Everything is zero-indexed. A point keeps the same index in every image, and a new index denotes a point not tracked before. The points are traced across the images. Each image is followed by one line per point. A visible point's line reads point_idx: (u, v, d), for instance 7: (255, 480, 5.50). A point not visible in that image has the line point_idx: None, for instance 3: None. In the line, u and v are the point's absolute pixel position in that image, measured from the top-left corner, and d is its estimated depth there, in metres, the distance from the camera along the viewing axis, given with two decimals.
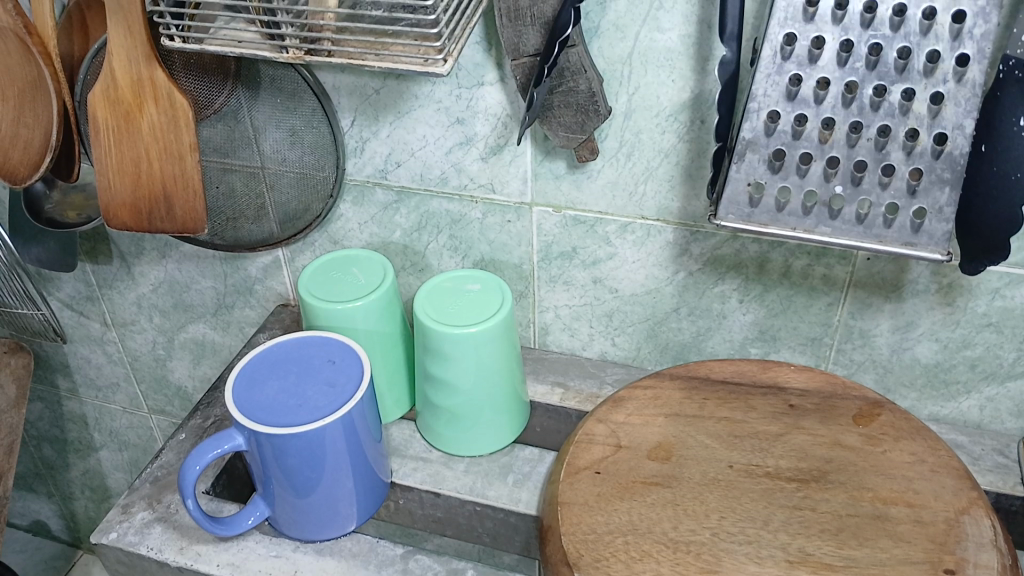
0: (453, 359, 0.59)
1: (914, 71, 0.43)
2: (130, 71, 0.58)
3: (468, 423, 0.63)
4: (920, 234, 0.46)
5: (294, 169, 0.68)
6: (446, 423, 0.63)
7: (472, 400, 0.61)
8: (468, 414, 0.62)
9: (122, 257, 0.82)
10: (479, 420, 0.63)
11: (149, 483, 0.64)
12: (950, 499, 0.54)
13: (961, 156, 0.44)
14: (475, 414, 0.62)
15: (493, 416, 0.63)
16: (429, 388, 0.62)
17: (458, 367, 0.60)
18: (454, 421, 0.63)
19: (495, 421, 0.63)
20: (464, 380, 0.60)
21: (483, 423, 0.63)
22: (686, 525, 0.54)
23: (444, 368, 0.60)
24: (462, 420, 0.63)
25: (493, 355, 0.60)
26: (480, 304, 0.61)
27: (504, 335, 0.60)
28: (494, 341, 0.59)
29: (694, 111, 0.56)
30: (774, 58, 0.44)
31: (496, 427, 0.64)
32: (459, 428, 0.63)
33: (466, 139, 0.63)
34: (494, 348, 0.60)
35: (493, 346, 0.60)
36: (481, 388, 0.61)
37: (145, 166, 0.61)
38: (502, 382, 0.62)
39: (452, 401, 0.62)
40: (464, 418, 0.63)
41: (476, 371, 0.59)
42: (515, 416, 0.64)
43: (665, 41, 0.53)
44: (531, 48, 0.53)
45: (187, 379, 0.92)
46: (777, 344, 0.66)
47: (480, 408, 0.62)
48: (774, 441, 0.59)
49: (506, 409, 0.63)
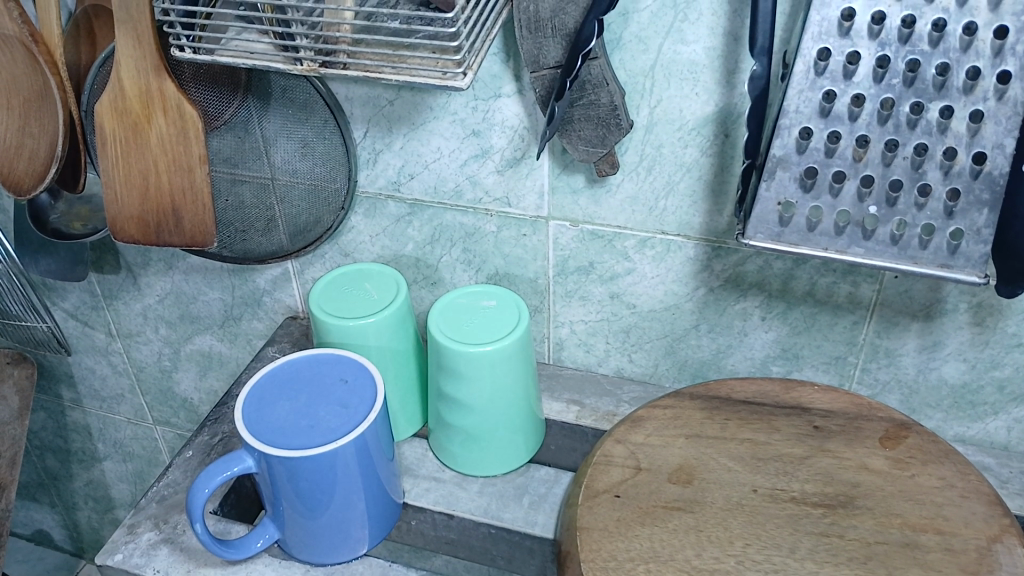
0: (469, 380, 0.58)
1: (953, 88, 0.41)
2: (138, 80, 0.56)
3: (485, 444, 0.61)
4: (957, 256, 0.44)
5: (305, 180, 0.66)
6: (461, 443, 0.62)
7: (488, 420, 0.60)
8: (485, 434, 0.61)
9: (129, 268, 0.81)
10: (495, 441, 0.61)
11: (155, 503, 0.62)
12: (981, 527, 0.53)
13: (1000, 177, 0.42)
14: (491, 434, 0.61)
15: (510, 436, 0.61)
16: (443, 408, 0.61)
17: (475, 387, 0.58)
18: (469, 442, 0.61)
19: (513, 439, 0.62)
20: (479, 398, 0.59)
21: (500, 443, 0.61)
22: (709, 552, 0.52)
23: (459, 389, 0.58)
24: (477, 440, 0.61)
25: (510, 375, 0.58)
26: (496, 322, 0.59)
27: (522, 354, 0.59)
28: (511, 360, 0.58)
29: (719, 125, 0.54)
30: (807, 73, 0.42)
31: (513, 447, 0.62)
32: (474, 448, 0.62)
33: (482, 151, 0.61)
34: (511, 367, 0.58)
35: (510, 365, 0.58)
36: (498, 408, 0.59)
37: (153, 178, 0.59)
38: (519, 401, 0.60)
39: (468, 422, 0.60)
40: (478, 439, 0.61)
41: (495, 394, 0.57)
42: (531, 434, 0.63)
43: (690, 54, 0.52)
44: (553, 60, 0.51)
45: (193, 391, 0.91)
46: (800, 362, 0.64)
47: (496, 428, 0.60)
48: (798, 464, 0.57)
49: (523, 428, 0.62)
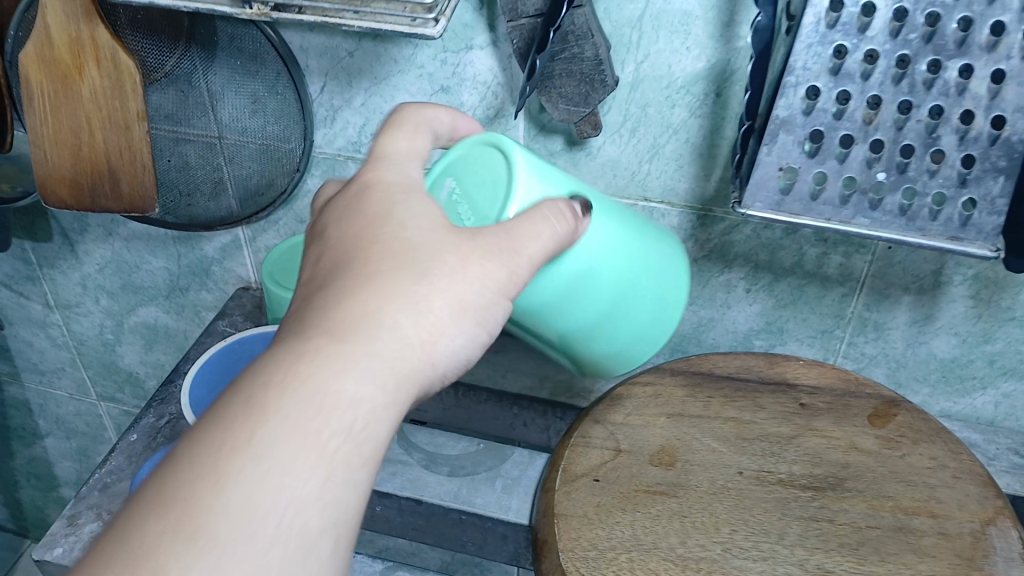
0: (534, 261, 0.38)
1: (974, 46, 0.38)
2: (66, 25, 0.50)
3: (640, 324, 0.43)
4: (968, 227, 0.41)
5: (255, 140, 0.61)
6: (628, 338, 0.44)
7: (601, 290, 0.40)
8: (627, 312, 0.42)
9: (64, 234, 0.74)
10: (660, 308, 0.44)
11: (98, 491, 0.57)
12: (975, 509, 0.51)
13: (1020, 143, 0.39)
14: (634, 308, 0.42)
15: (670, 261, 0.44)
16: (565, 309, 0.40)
17: (551, 292, 0.39)
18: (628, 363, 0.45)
19: (636, 255, 0.41)
20: (559, 294, 0.40)
21: (646, 291, 0.42)
22: (695, 540, 0.49)
23: (543, 317, 0.41)
24: (643, 338, 0.44)
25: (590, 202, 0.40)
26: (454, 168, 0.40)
27: (538, 161, 0.39)
28: (535, 175, 0.38)
29: (710, 83, 0.50)
30: (818, 26, 0.38)
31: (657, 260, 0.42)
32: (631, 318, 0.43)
33: (451, 109, 0.56)
34: (539, 185, 0.38)
35: (552, 175, 0.39)
36: (581, 265, 0.39)
37: (86, 136, 0.54)
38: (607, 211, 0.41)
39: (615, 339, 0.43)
40: (647, 334, 0.44)
41: (534, 207, 0.36)
42: (629, 226, 0.41)
43: (682, 4, 0.47)
44: (531, 9, 0.46)
45: (138, 365, 0.85)
46: (784, 336, 0.62)
47: (614, 283, 0.41)
48: (785, 444, 0.54)
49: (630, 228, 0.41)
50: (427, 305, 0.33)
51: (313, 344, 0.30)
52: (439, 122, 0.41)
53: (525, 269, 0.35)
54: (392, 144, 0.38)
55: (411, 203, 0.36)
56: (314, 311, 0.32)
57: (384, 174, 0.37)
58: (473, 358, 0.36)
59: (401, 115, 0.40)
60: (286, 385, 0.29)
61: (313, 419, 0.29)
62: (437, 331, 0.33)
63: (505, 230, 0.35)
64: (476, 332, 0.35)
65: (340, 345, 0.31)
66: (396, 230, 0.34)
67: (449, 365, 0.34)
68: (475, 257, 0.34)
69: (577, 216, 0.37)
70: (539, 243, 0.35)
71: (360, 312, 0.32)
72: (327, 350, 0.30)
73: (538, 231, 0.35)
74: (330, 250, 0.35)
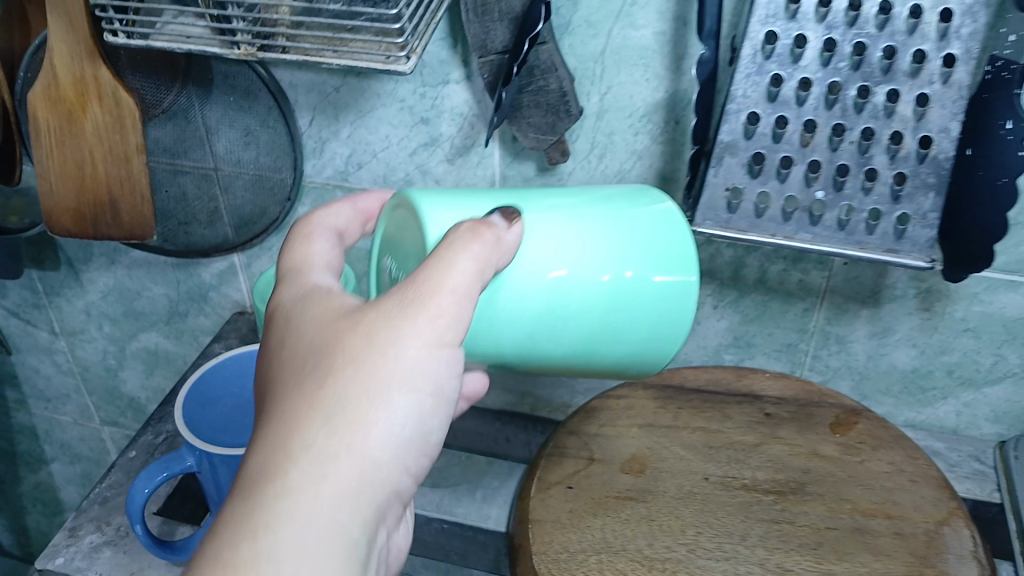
0: (487, 292, 0.37)
1: (899, 72, 0.41)
2: (72, 67, 0.54)
3: (649, 321, 0.39)
4: (904, 240, 0.44)
5: (249, 171, 0.65)
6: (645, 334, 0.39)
7: (578, 298, 0.37)
8: (625, 314, 0.38)
9: (69, 263, 0.78)
10: (670, 297, 0.38)
11: (98, 505, 0.60)
12: (930, 511, 0.53)
13: (947, 161, 0.42)
14: (633, 307, 0.38)
15: (671, 238, 0.38)
16: (558, 327, 0.38)
17: (521, 323, 0.38)
18: (661, 359, 0.41)
19: (608, 249, 0.37)
20: (533, 322, 0.38)
21: (638, 285, 0.38)
22: (661, 541, 0.52)
23: (532, 351, 0.39)
24: (664, 337, 0.39)
25: (540, 210, 0.38)
26: (390, 242, 0.43)
27: (450, 194, 0.39)
28: (450, 207, 0.38)
29: (668, 111, 0.54)
30: (755, 56, 0.42)
31: (641, 244, 0.38)
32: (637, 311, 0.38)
33: (431, 139, 0.60)
34: (457, 214, 0.38)
35: (474, 202, 0.38)
36: (544, 282, 0.37)
37: (89, 169, 0.58)
38: (566, 213, 0.38)
39: (629, 345, 0.39)
40: (667, 331, 0.39)
41: (443, 239, 0.36)
42: (594, 212, 0.38)
43: (640, 38, 0.51)
44: (500, 45, 0.50)
45: (140, 389, 0.88)
46: (752, 350, 0.64)
47: (592, 288, 0.37)
48: (750, 452, 0.57)
49: (596, 221, 0.38)
50: (341, 413, 0.34)
51: (245, 507, 0.32)
52: (334, 222, 0.45)
53: (451, 302, 0.35)
54: (295, 257, 0.42)
55: (299, 335, 0.37)
56: (253, 438, 0.35)
57: (289, 292, 0.40)
58: (434, 424, 0.36)
59: (303, 227, 0.44)
60: (233, 527, 0.32)
61: (260, 546, 0.31)
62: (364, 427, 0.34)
63: (412, 281, 0.35)
64: (417, 404, 0.35)
65: (267, 498, 0.32)
66: (292, 370, 0.36)
67: (405, 443, 0.35)
68: (390, 322, 0.35)
69: (496, 225, 0.35)
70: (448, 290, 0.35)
71: (278, 453, 0.33)
72: (257, 508, 0.32)
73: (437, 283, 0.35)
74: (272, 368, 0.38)
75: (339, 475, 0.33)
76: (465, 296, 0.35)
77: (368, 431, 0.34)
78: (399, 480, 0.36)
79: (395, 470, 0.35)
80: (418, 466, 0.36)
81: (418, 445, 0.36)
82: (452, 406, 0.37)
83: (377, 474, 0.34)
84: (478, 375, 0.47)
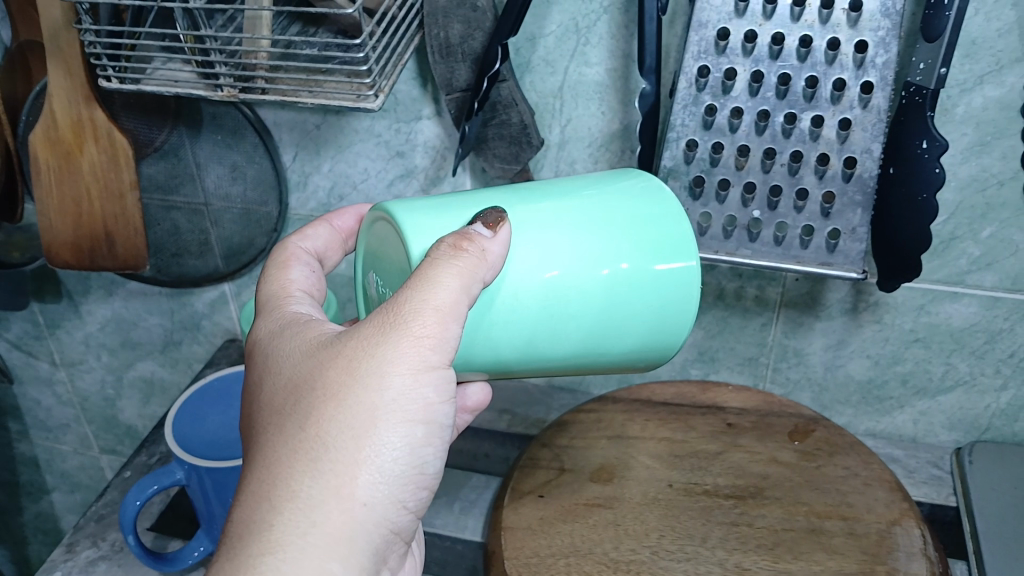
0: (483, 299, 0.37)
1: (821, 99, 0.45)
2: (70, 110, 0.58)
3: (654, 311, 0.39)
4: (836, 253, 0.48)
5: (237, 205, 0.69)
6: (648, 324, 0.39)
7: (578, 296, 0.37)
8: (628, 307, 0.38)
9: (69, 296, 0.82)
10: (672, 284, 0.38)
11: (94, 522, 0.63)
12: (882, 512, 0.56)
13: (870, 179, 0.46)
14: (634, 300, 0.38)
15: (665, 226, 0.38)
16: (556, 330, 0.38)
17: (519, 331, 0.37)
18: (670, 348, 0.41)
19: (601, 243, 0.37)
20: (534, 326, 0.37)
21: (636, 276, 0.38)
22: (626, 545, 0.54)
23: (537, 355, 0.38)
24: (669, 326, 0.39)
25: (528, 211, 0.38)
26: (372, 258, 0.44)
27: (424, 204, 0.39)
28: (428, 219, 0.38)
29: (623, 140, 0.58)
30: (690, 89, 0.46)
31: (631, 233, 0.38)
32: (635, 304, 0.38)
33: (406, 171, 0.64)
34: (435, 225, 0.38)
35: (452, 212, 0.38)
36: (536, 285, 0.37)
37: (86, 205, 0.62)
38: (556, 212, 0.38)
39: (633, 340, 0.39)
40: (672, 320, 0.39)
41: (424, 259, 0.36)
42: (580, 209, 0.38)
43: (593, 75, 0.55)
44: (463, 83, 0.54)
45: (137, 418, 0.92)
46: (716, 365, 0.68)
47: (590, 284, 0.37)
48: (712, 459, 0.60)
49: (585, 216, 0.38)
50: (326, 456, 0.36)
51: (242, 557, 0.34)
52: (312, 246, 0.49)
53: (435, 320, 0.35)
54: (270, 287, 0.45)
55: (284, 372, 0.39)
56: (253, 480, 0.36)
57: (271, 324, 0.42)
58: (428, 452, 0.38)
59: (278, 256, 0.47)
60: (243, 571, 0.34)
61: None
62: (351, 467, 0.36)
63: (394, 306, 0.36)
64: (405, 436, 0.37)
65: (260, 546, 0.34)
66: (279, 410, 0.38)
67: (396, 475, 0.37)
68: (377, 354, 0.36)
69: (479, 236, 0.35)
70: (421, 320, 0.35)
71: (270, 501, 0.35)
72: (251, 558, 0.34)
73: (410, 318, 0.35)
74: (265, 402, 0.39)
75: (329, 516, 0.35)
76: (450, 313, 0.35)
77: (358, 469, 0.36)
78: (396, 509, 0.37)
79: (389, 501, 0.37)
80: (417, 494, 0.38)
81: (414, 474, 0.37)
82: (447, 430, 0.38)
83: (376, 507, 0.36)
84: (479, 387, 0.48)
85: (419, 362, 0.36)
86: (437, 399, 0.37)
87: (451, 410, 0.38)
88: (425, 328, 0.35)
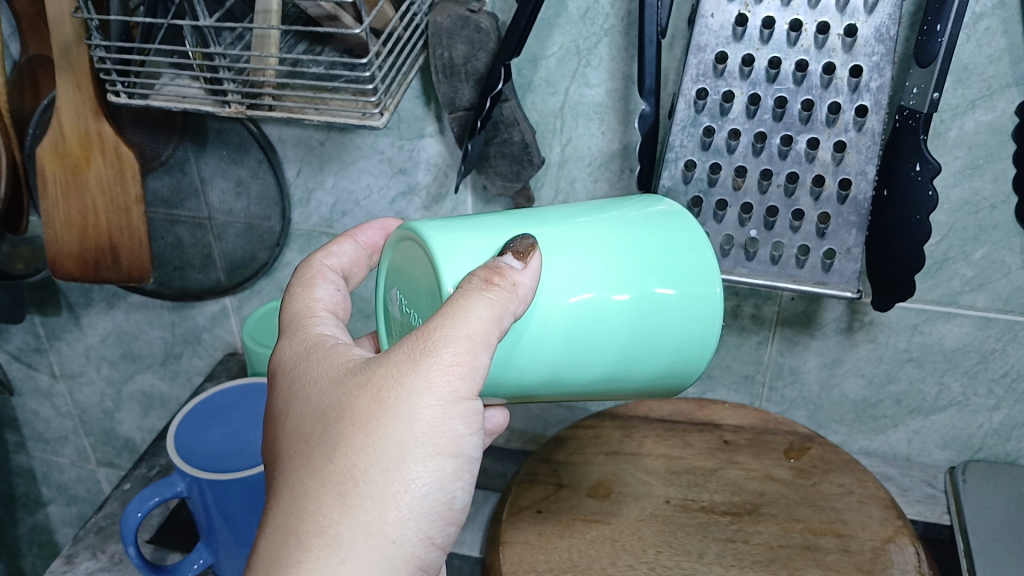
0: (512, 329, 0.37)
1: (817, 122, 0.46)
2: (78, 123, 0.59)
3: (676, 337, 0.39)
4: (832, 272, 0.49)
5: (240, 219, 0.70)
6: (670, 353, 0.40)
7: (603, 322, 0.38)
8: (651, 333, 0.39)
9: (71, 308, 0.82)
10: (693, 312, 0.39)
11: (93, 533, 0.63)
12: (877, 529, 0.56)
13: (865, 201, 0.47)
14: (656, 327, 0.39)
15: (688, 257, 0.39)
16: (582, 359, 0.38)
17: (544, 359, 0.38)
18: (687, 377, 0.42)
19: (626, 272, 0.38)
20: (561, 351, 0.38)
21: (660, 305, 0.38)
22: (623, 560, 0.55)
23: (559, 382, 0.39)
24: (689, 356, 0.40)
25: (557, 238, 0.38)
26: (397, 276, 0.45)
27: (450, 227, 0.39)
28: (456, 248, 0.38)
29: (623, 160, 0.59)
30: (688, 111, 0.47)
31: (656, 262, 0.38)
32: (658, 333, 0.39)
33: (409, 188, 0.65)
34: (465, 254, 0.38)
35: (480, 240, 0.38)
36: (564, 315, 0.37)
37: (92, 218, 0.62)
38: (583, 238, 0.38)
39: (653, 368, 0.40)
40: (692, 349, 0.40)
41: (455, 291, 0.36)
42: (607, 239, 0.38)
43: (594, 96, 0.56)
44: (466, 103, 0.55)
45: (136, 431, 0.92)
46: (712, 383, 0.69)
47: (617, 310, 0.38)
48: (709, 476, 0.61)
49: (610, 246, 0.38)
50: (355, 491, 0.36)
51: None
52: (338, 263, 0.49)
53: (464, 350, 0.35)
54: (297, 304, 0.45)
55: (312, 399, 0.39)
56: (280, 511, 0.37)
57: (296, 345, 0.42)
58: (457, 486, 0.38)
59: (304, 274, 0.47)
60: None
61: None
62: (380, 502, 0.36)
63: (424, 333, 0.36)
64: (433, 470, 0.37)
65: None
66: (308, 439, 0.39)
67: (426, 510, 0.37)
68: (405, 386, 0.36)
69: (510, 269, 0.36)
70: (449, 351, 0.36)
71: (300, 535, 0.36)
72: None
73: (439, 349, 0.36)
74: (292, 430, 0.40)
75: (359, 552, 0.36)
76: (480, 343, 0.35)
77: (388, 505, 0.36)
78: (426, 544, 0.38)
79: (419, 536, 0.37)
80: (446, 530, 0.38)
81: (443, 509, 0.38)
82: (475, 463, 0.38)
83: (404, 544, 0.37)
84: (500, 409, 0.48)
85: (448, 394, 0.36)
86: (465, 432, 0.37)
87: (479, 441, 0.38)
88: (454, 358, 0.36)
